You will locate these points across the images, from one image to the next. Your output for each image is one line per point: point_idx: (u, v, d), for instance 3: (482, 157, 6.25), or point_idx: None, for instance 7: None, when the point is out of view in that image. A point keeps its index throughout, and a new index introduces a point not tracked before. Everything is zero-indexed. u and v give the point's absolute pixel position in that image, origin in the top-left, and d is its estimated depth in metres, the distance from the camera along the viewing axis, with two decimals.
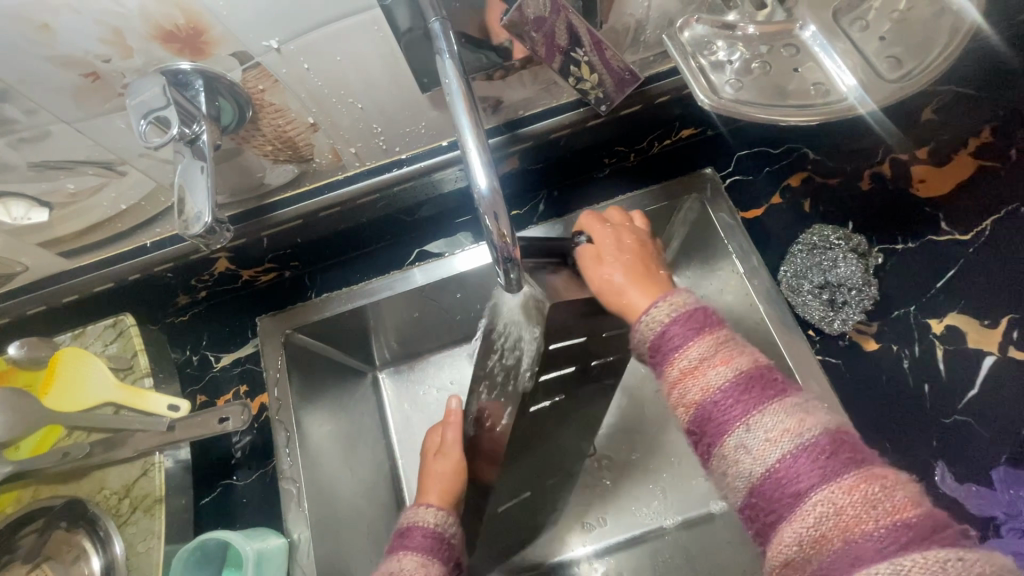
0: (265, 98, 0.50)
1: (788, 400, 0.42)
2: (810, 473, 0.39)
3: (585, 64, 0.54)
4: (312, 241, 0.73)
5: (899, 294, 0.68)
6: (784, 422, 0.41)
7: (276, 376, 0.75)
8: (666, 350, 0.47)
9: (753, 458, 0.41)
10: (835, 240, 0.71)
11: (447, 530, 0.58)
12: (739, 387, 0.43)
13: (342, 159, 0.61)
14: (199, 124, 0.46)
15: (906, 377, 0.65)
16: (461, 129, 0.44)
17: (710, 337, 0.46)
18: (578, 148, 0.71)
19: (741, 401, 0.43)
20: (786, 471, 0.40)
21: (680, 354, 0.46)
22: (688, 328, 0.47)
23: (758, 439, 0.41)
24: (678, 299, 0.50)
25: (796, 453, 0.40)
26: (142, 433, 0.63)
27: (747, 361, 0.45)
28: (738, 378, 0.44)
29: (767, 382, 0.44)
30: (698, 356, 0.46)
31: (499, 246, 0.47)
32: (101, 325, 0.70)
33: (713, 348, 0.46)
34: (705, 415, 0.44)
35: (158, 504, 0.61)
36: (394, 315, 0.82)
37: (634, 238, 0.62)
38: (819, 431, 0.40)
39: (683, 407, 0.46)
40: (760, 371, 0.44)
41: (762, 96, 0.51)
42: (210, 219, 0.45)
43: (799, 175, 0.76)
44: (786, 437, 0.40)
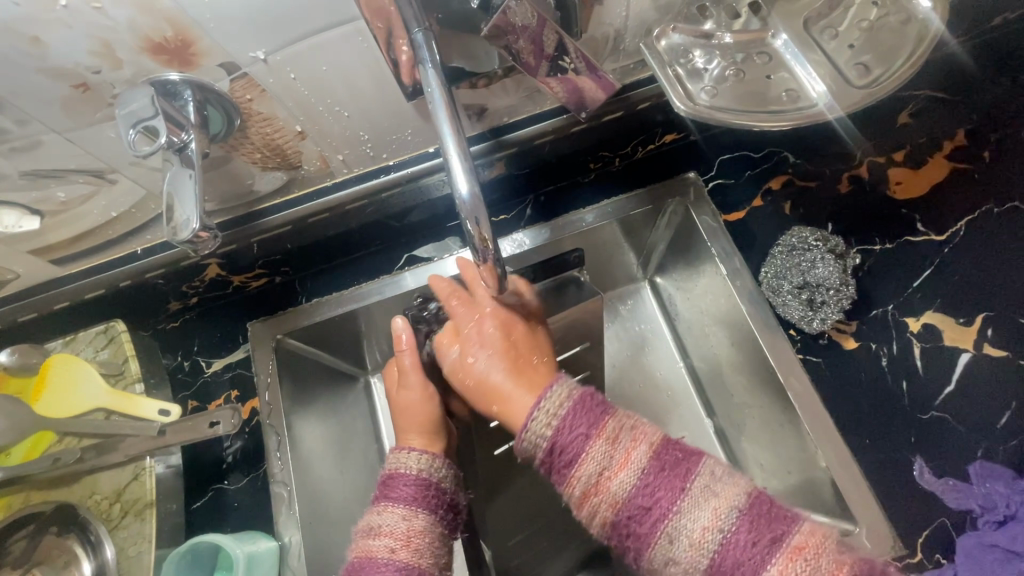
0: (253, 107, 0.51)
1: (700, 483, 0.45)
2: (741, 565, 0.42)
3: (572, 71, 0.55)
4: (301, 247, 0.74)
5: (877, 293, 0.70)
6: (700, 518, 0.44)
7: (267, 381, 0.76)
8: (564, 467, 0.48)
9: (686, 564, 0.44)
10: (813, 241, 0.72)
11: (433, 474, 0.58)
12: (647, 489, 0.46)
13: (330, 166, 0.63)
14: (188, 132, 0.47)
15: (884, 374, 0.67)
16: (443, 137, 0.45)
17: (605, 440, 0.47)
18: (563, 153, 0.72)
19: (655, 509, 0.45)
20: (717, 567, 0.43)
21: (579, 469, 0.47)
22: (577, 436, 0.48)
23: (683, 544, 0.44)
24: (554, 402, 0.50)
25: (722, 547, 0.43)
26: (133, 438, 0.64)
27: (644, 458, 0.47)
28: (643, 482, 0.46)
29: (676, 472, 0.46)
30: (596, 469, 0.47)
31: (480, 250, 0.49)
32: (93, 332, 0.71)
33: (608, 456, 0.47)
34: (625, 527, 0.46)
35: (149, 508, 0.62)
36: (385, 319, 0.83)
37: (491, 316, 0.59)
38: (735, 518, 0.44)
39: (601, 522, 0.48)
40: (668, 458, 0.47)
41: (738, 103, 0.52)
42: (198, 225, 0.47)
43: (780, 178, 0.78)
44: (708, 533, 0.43)
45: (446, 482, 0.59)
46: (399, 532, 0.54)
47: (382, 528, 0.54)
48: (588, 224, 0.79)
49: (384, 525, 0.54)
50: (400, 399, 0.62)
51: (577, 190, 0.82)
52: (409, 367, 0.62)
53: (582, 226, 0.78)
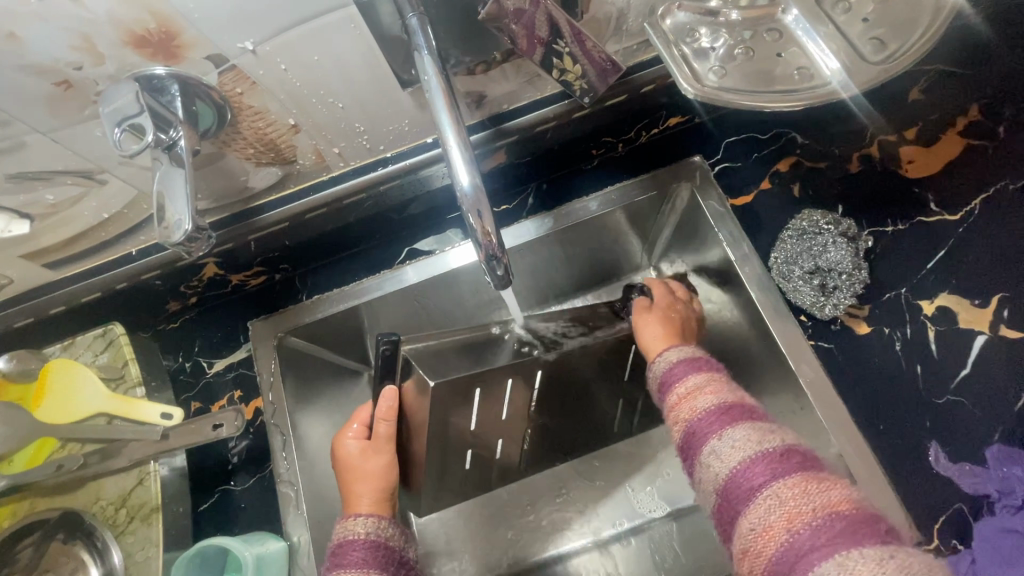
0: (244, 101, 0.49)
1: (762, 425, 0.47)
2: (760, 470, 0.44)
3: (567, 55, 0.53)
4: (300, 243, 0.73)
5: (890, 276, 0.68)
6: (751, 435, 0.46)
7: (270, 381, 0.75)
8: (670, 381, 0.54)
9: (721, 463, 0.46)
10: (825, 224, 0.70)
11: (381, 535, 0.59)
12: (723, 409, 0.49)
13: (326, 160, 0.61)
14: (176, 128, 0.45)
15: (898, 359, 0.65)
16: (441, 126, 0.43)
17: (707, 373, 0.53)
18: (565, 140, 0.70)
19: (718, 420, 0.48)
20: (743, 472, 0.44)
21: (681, 383, 0.53)
22: (688, 366, 0.54)
23: (727, 446, 0.46)
24: (682, 351, 0.57)
25: (756, 458, 0.45)
26: (136, 442, 0.63)
27: (708, 377, 0.53)
28: (723, 403, 0.49)
29: (750, 416, 0.48)
30: (693, 383, 0.52)
31: (484, 244, 0.45)
32: (90, 335, 0.69)
33: (705, 381, 0.52)
34: (689, 432, 0.49)
35: (155, 513, 0.61)
36: (388, 315, 0.82)
37: (682, 311, 0.70)
38: (778, 443, 0.45)
39: (676, 426, 0.51)
40: (743, 403, 0.50)
41: (746, 84, 0.50)
42: (190, 225, 0.44)
43: (788, 160, 0.76)
44: (747, 448, 0.46)
45: (396, 539, 0.60)
46: None
47: None
48: (593, 212, 0.77)
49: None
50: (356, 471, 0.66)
51: (580, 177, 0.80)
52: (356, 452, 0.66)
53: (586, 214, 0.77)
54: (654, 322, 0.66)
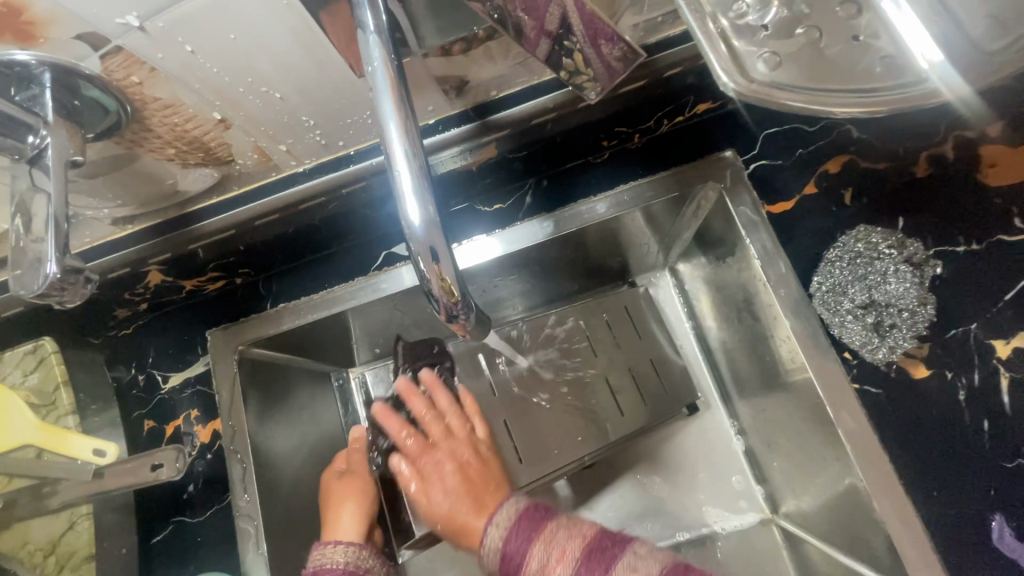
0: (145, 92, 0.38)
1: (619, 566, 0.45)
2: None
3: (578, 53, 0.43)
4: (257, 247, 0.63)
5: (960, 309, 0.56)
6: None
7: (229, 402, 0.66)
8: (513, 569, 0.47)
9: None
10: (884, 249, 0.59)
11: (358, 566, 0.61)
12: (587, 556, 0.46)
13: (272, 158, 0.50)
14: (37, 132, 0.35)
15: (961, 410, 0.54)
16: (387, 139, 0.32)
17: (543, 534, 0.47)
18: (569, 132, 0.58)
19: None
20: None
21: (527, 563, 0.46)
22: (523, 534, 0.48)
23: None
24: (501, 517, 0.50)
25: None
26: (67, 481, 0.55)
27: (547, 530, 0.47)
28: (579, 568, 0.45)
29: (545, 518, 0.49)
30: (540, 561, 0.46)
31: (441, 300, 0.34)
32: (20, 351, 0.61)
33: (560, 542, 0.46)
34: None
35: (86, 562, 0.54)
36: (366, 324, 0.72)
37: (456, 462, 0.57)
38: None
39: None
40: (598, 538, 0.47)
41: (805, 78, 0.37)
42: (56, 268, 0.33)
43: (839, 159, 0.63)
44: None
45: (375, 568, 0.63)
46: None
47: None
48: (600, 216, 0.65)
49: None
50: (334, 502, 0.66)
51: (587, 173, 0.68)
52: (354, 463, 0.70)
53: (592, 218, 0.65)
54: (439, 492, 0.56)
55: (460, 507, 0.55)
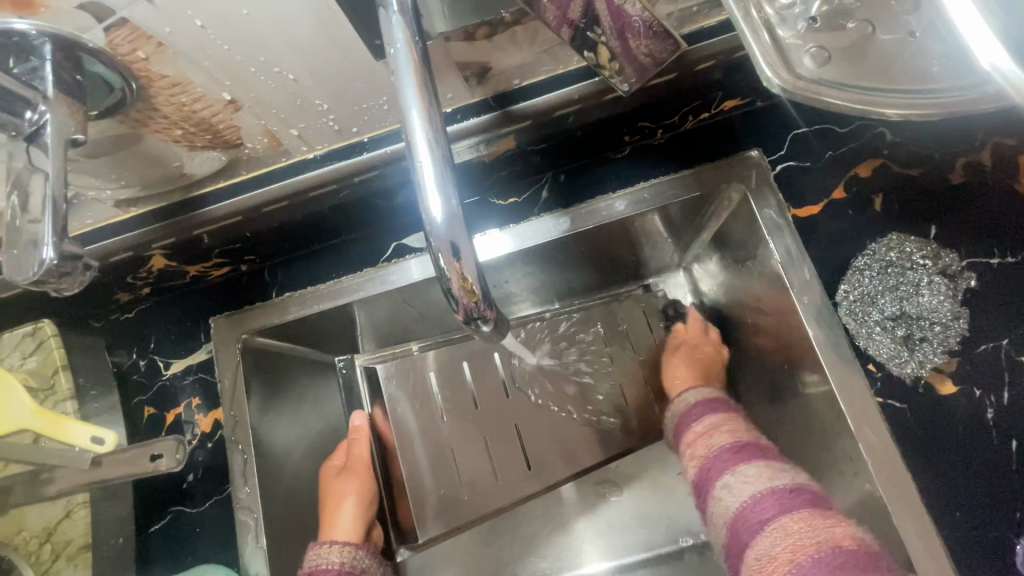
0: (151, 68, 0.36)
1: (773, 465, 0.51)
2: (763, 511, 0.47)
3: (603, 46, 0.40)
4: (265, 233, 0.61)
5: (993, 325, 0.54)
6: (748, 473, 0.51)
7: (231, 391, 0.65)
8: (707, 474, 0.53)
9: (733, 497, 0.50)
10: (919, 258, 0.56)
11: (353, 564, 0.62)
12: (798, 492, 0.48)
13: (283, 143, 0.47)
14: (36, 108, 0.33)
15: (989, 430, 0.52)
16: (408, 127, 0.30)
17: (760, 462, 0.51)
18: (591, 125, 0.55)
19: (779, 502, 0.47)
20: (753, 509, 0.48)
21: (727, 473, 0.52)
22: (738, 455, 0.53)
23: (738, 481, 0.50)
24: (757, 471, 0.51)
25: (764, 494, 0.48)
26: (64, 468, 0.54)
27: (730, 415, 0.58)
28: (724, 449, 0.54)
29: (724, 403, 0.60)
30: (712, 423, 0.58)
31: (461, 300, 0.32)
32: (19, 333, 0.60)
33: (722, 420, 0.58)
34: (748, 510, 0.48)
35: (84, 551, 0.53)
36: (373, 316, 0.71)
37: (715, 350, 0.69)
38: (788, 483, 0.48)
39: (691, 463, 0.56)
40: (758, 443, 0.54)
41: (855, 76, 0.34)
42: (54, 253, 0.31)
43: (871, 163, 0.60)
44: (749, 488, 0.49)
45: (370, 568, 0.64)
46: None
47: None
48: (619, 213, 0.63)
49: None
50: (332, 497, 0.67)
51: (606, 169, 0.66)
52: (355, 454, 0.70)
53: (610, 215, 0.63)
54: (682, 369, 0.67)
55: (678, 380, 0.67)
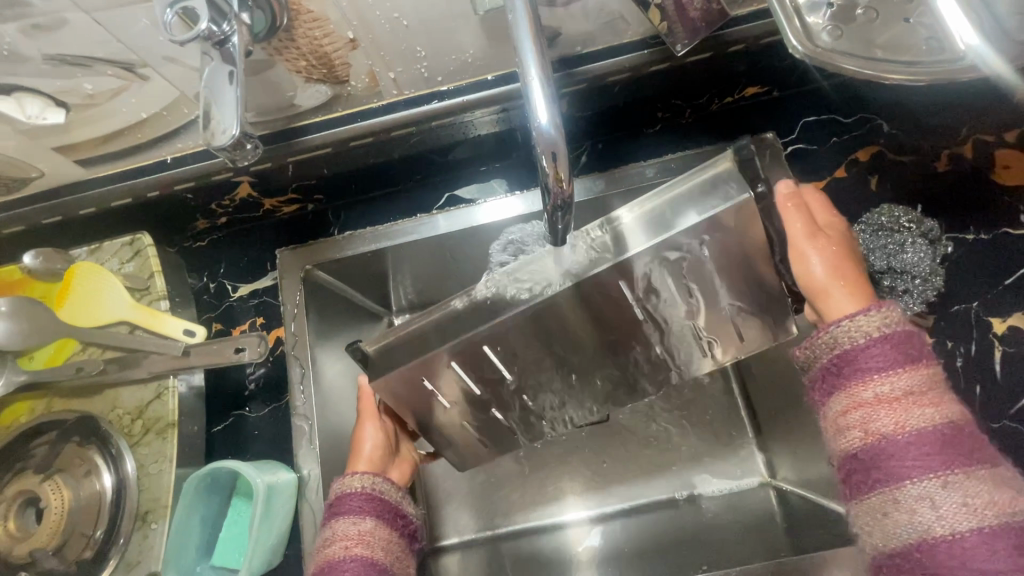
0: (302, 3, 0.46)
1: (977, 475, 0.42)
2: (982, 554, 0.40)
3: (656, 8, 0.51)
4: (339, 174, 0.69)
5: (964, 288, 0.63)
6: (960, 491, 0.41)
7: (293, 312, 0.72)
8: (898, 467, 0.43)
9: (940, 518, 0.41)
10: (905, 222, 0.65)
11: (379, 486, 0.57)
12: (1020, 534, 0.40)
13: (379, 84, 0.56)
14: (229, 22, 0.42)
15: (958, 377, 0.61)
16: (523, 55, 0.38)
17: (973, 477, 0.42)
18: (633, 97, 0.65)
19: (1004, 552, 0.39)
20: (972, 547, 0.40)
21: (926, 480, 0.42)
22: (945, 454, 0.42)
23: (952, 500, 0.41)
24: (974, 488, 0.41)
25: (990, 535, 0.40)
26: (157, 356, 0.62)
27: (931, 379, 0.44)
28: (926, 435, 0.43)
29: (920, 355, 0.45)
30: (903, 387, 0.44)
31: (554, 191, 0.42)
32: (118, 242, 0.67)
33: (923, 385, 0.44)
34: (953, 543, 0.40)
35: (171, 428, 0.61)
36: (411, 264, 0.77)
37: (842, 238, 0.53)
38: (1022, 523, 0.40)
39: (865, 434, 0.44)
40: (960, 431, 0.43)
41: (864, 48, 0.44)
42: (238, 132, 0.42)
43: (869, 150, 0.70)
44: (953, 506, 0.41)
45: (392, 493, 0.58)
46: (352, 535, 0.54)
47: (338, 536, 0.54)
48: (650, 179, 0.70)
49: (339, 535, 0.54)
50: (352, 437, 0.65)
51: (638, 142, 0.75)
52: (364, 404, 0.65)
53: (643, 180, 0.70)
54: (821, 262, 0.51)
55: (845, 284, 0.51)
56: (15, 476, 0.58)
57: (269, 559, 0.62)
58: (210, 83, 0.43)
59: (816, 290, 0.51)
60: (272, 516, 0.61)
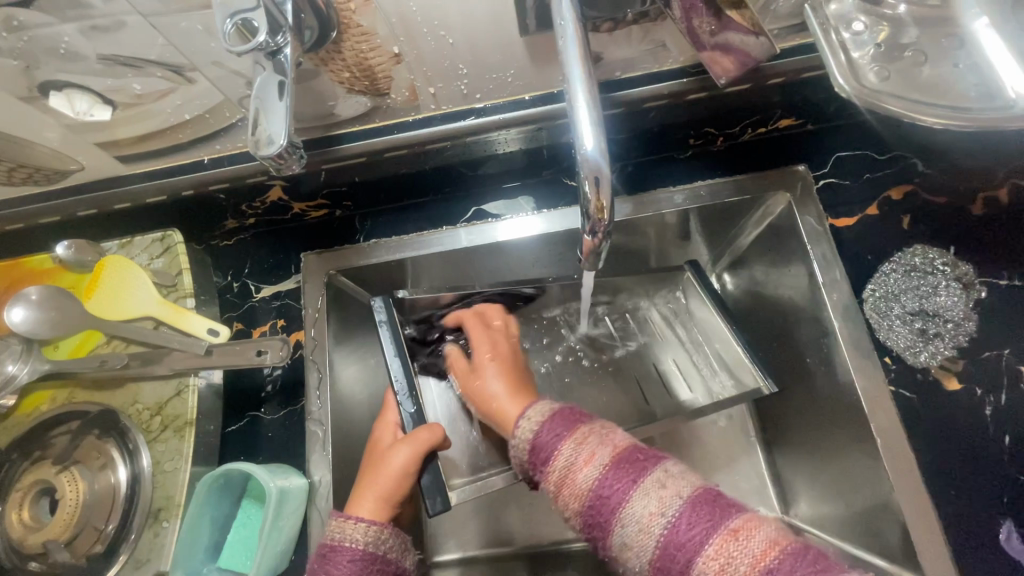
0: (353, 17, 0.47)
1: (654, 473, 0.43)
2: (681, 549, 0.39)
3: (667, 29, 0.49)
4: (369, 182, 0.69)
5: (997, 336, 0.62)
6: (637, 508, 0.41)
7: (314, 316, 0.70)
8: (603, 516, 0.43)
9: (638, 546, 0.41)
10: (939, 265, 0.65)
11: (381, 547, 0.53)
12: (692, 509, 0.40)
13: (418, 99, 0.57)
14: (284, 35, 0.43)
15: (986, 426, 0.60)
16: (570, 81, 0.38)
17: (642, 484, 0.42)
18: (667, 123, 0.65)
19: (692, 537, 0.39)
20: (665, 549, 0.40)
21: (622, 516, 0.42)
22: (618, 480, 0.43)
23: (636, 523, 0.41)
24: (648, 510, 0.41)
25: (672, 529, 0.40)
26: (179, 353, 0.63)
27: (573, 425, 0.47)
28: (605, 472, 0.43)
29: (578, 419, 0.48)
30: (567, 457, 0.45)
31: (593, 217, 0.42)
32: (149, 238, 0.69)
33: (580, 439, 0.46)
34: (663, 558, 0.40)
35: (188, 426, 0.62)
36: (429, 274, 0.76)
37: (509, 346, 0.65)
38: (677, 500, 0.41)
39: (573, 508, 0.45)
40: (624, 450, 0.45)
41: (911, 90, 0.44)
42: (283, 143, 0.43)
43: (902, 188, 0.69)
44: (655, 520, 0.40)
45: (395, 552, 0.54)
46: None
47: None
48: (677, 206, 0.70)
49: None
50: (373, 470, 0.57)
51: (667, 166, 0.74)
52: (398, 456, 0.57)
53: (669, 206, 0.70)
54: (490, 380, 0.61)
55: (500, 407, 0.58)
56: (34, 465, 0.59)
57: (276, 567, 0.61)
58: (261, 97, 0.45)
59: (497, 409, 0.58)
60: (281, 527, 0.59)
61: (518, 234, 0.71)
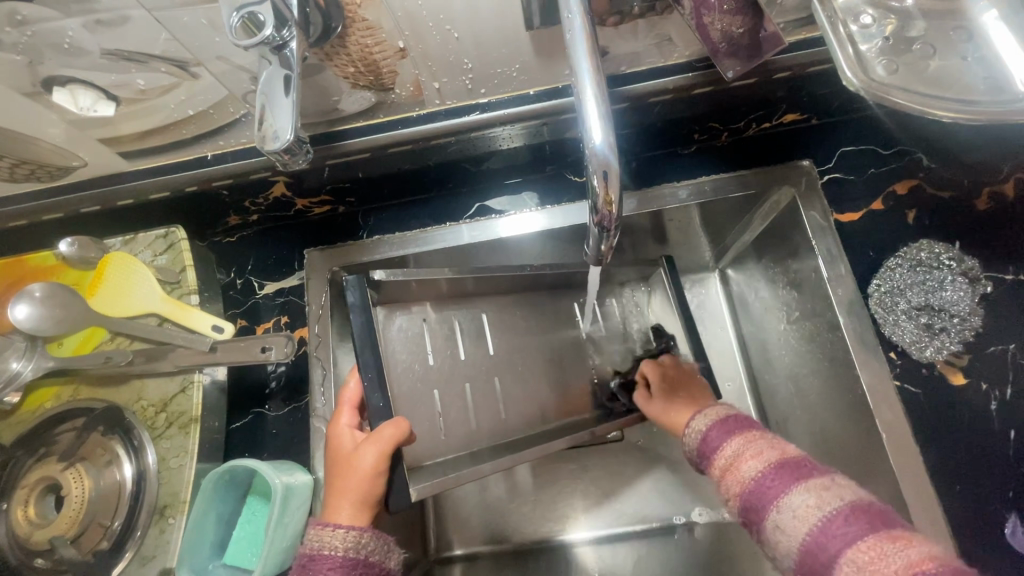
0: (358, 11, 0.47)
1: (819, 482, 0.43)
2: (831, 538, 0.39)
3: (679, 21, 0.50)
4: (373, 178, 0.69)
5: (1002, 330, 0.62)
6: (795, 503, 0.42)
7: (318, 313, 0.70)
8: (759, 504, 0.44)
9: (789, 535, 0.41)
10: (945, 260, 0.65)
11: (362, 550, 0.51)
12: (851, 512, 0.40)
13: (423, 94, 0.56)
14: (289, 30, 0.43)
15: (991, 420, 0.60)
16: (579, 75, 0.38)
17: (808, 486, 0.43)
18: (673, 118, 0.65)
19: (843, 533, 0.39)
20: (815, 541, 0.40)
21: (776, 507, 0.43)
22: (783, 478, 0.44)
23: (789, 514, 0.42)
24: (801, 506, 0.41)
25: (826, 522, 0.40)
26: (184, 349, 0.63)
27: (750, 435, 0.50)
28: (769, 469, 0.45)
29: (747, 427, 0.51)
30: (735, 451, 0.49)
31: (601, 211, 0.42)
32: (153, 234, 0.69)
33: (751, 443, 0.49)
34: (811, 550, 0.40)
35: (193, 423, 0.62)
36: None
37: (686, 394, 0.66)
38: (839, 503, 0.40)
39: (731, 495, 0.47)
40: (795, 458, 0.46)
41: (919, 84, 0.44)
42: (289, 137, 0.43)
43: (907, 183, 0.69)
44: (812, 512, 0.41)
45: (377, 553, 0.52)
46: None
47: None
48: (681, 201, 0.70)
49: None
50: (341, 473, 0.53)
51: (672, 161, 0.74)
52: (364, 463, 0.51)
53: (675, 201, 0.70)
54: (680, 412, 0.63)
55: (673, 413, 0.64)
56: (40, 462, 0.59)
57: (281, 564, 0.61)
58: (267, 91, 0.44)
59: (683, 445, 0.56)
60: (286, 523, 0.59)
61: (522, 230, 0.71)
